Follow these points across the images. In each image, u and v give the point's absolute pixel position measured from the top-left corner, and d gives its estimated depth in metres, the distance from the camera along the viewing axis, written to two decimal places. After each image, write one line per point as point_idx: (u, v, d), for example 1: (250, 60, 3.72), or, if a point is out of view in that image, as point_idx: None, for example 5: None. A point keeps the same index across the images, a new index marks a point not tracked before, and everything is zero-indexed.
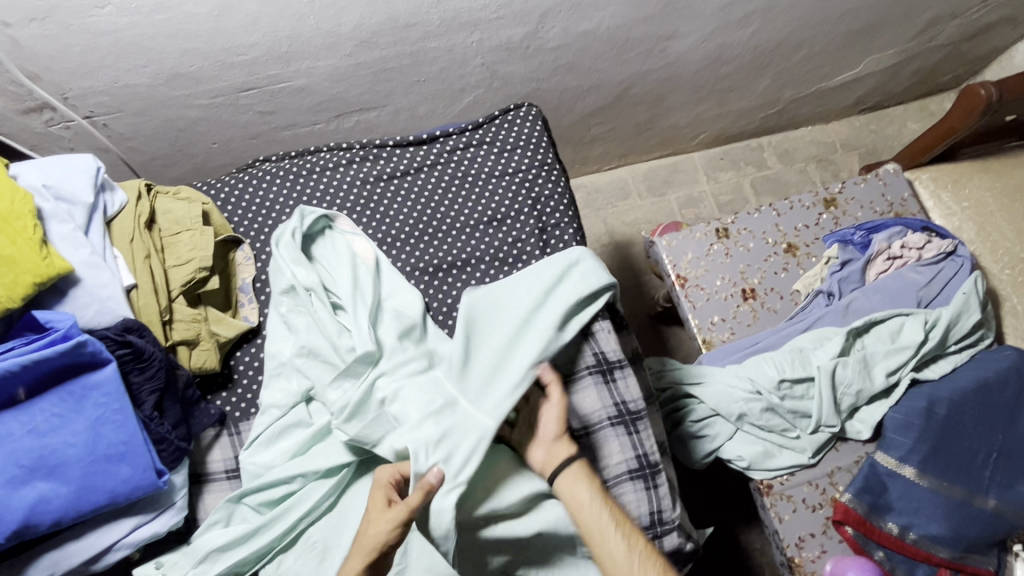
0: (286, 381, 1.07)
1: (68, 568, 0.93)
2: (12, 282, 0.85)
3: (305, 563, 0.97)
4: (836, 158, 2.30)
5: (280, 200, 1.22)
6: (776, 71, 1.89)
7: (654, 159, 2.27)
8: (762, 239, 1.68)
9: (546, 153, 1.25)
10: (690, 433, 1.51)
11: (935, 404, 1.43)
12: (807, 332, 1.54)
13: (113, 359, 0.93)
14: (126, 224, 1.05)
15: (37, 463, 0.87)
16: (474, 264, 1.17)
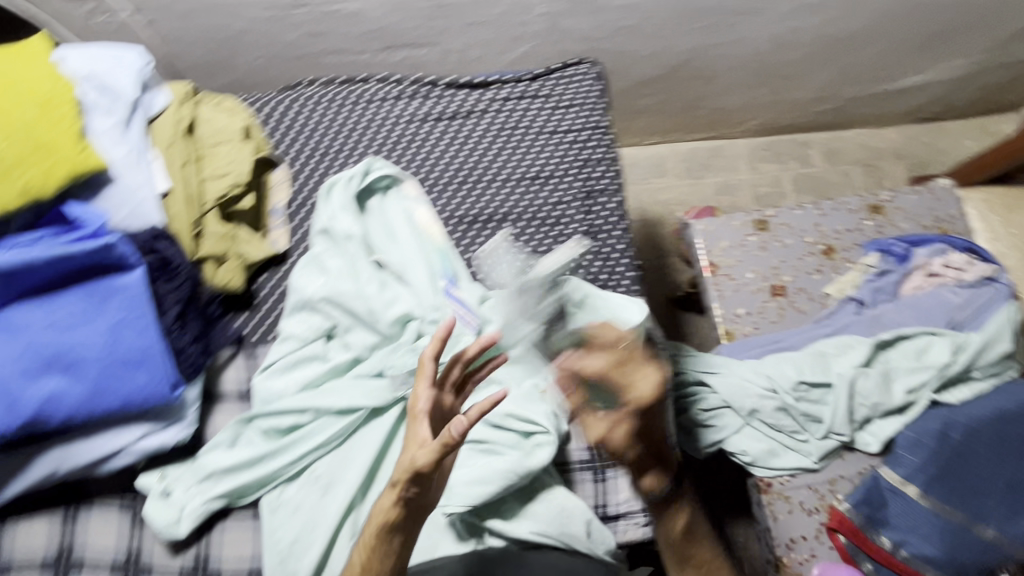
0: (308, 315, 1.04)
1: (73, 465, 0.93)
2: (49, 169, 0.84)
3: (307, 495, 0.99)
4: (884, 165, 2.18)
5: (322, 127, 1.18)
6: (838, 64, 1.80)
7: (695, 141, 2.19)
8: (802, 238, 1.61)
9: (602, 114, 1.19)
10: (696, 419, 1.42)
11: (950, 428, 1.31)
12: (833, 337, 1.46)
13: (140, 264, 0.91)
14: (167, 128, 1.02)
15: (53, 358, 0.86)
16: (513, 220, 1.14)
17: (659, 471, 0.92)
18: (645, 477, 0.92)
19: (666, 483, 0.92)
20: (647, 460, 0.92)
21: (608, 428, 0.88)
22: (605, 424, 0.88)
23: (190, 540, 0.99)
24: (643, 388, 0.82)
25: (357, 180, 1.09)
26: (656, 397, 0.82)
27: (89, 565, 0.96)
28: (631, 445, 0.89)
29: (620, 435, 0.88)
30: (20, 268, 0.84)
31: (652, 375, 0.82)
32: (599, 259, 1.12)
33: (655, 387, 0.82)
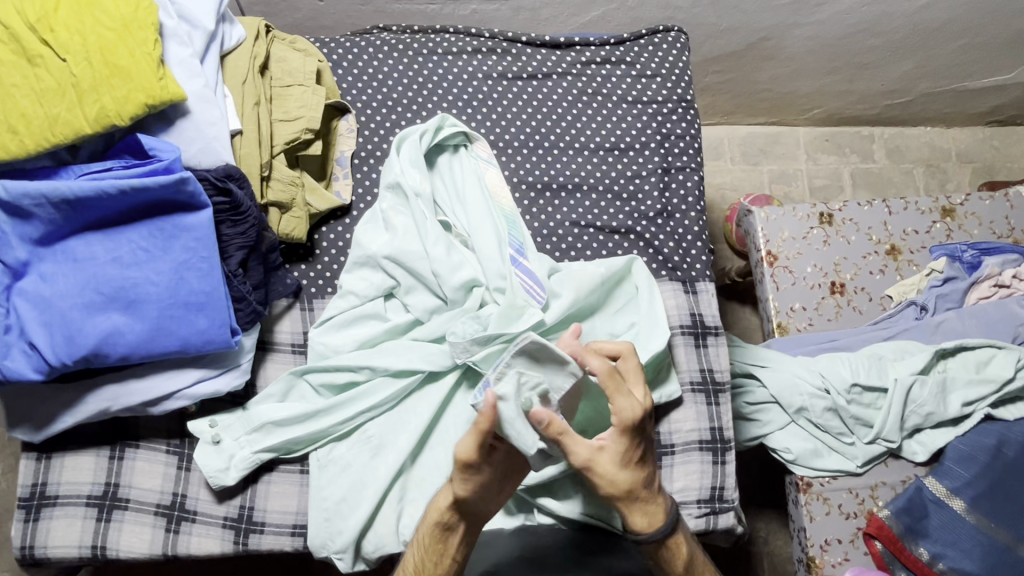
0: (370, 272, 1.01)
1: (126, 404, 0.91)
2: (125, 98, 0.81)
3: (357, 454, 0.97)
4: (947, 166, 1.94)
5: (394, 76, 1.13)
6: (927, 55, 1.56)
7: (756, 123, 1.89)
8: (867, 235, 1.38)
9: (686, 87, 1.15)
10: (739, 411, 1.28)
11: (1004, 445, 1.21)
12: (890, 341, 1.29)
13: (209, 205, 0.87)
14: (241, 64, 0.98)
15: (117, 293, 0.83)
16: (586, 190, 1.10)
17: (651, 507, 0.77)
18: (638, 518, 0.77)
19: (660, 522, 0.78)
20: (639, 500, 0.76)
21: (593, 454, 0.74)
22: (591, 450, 0.74)
23: (237, 489, 0.98)
24: (627, 407, 0.72)
25: (429, 136, 1.03)
26: (640, 417, 0.73)
27: (134, 505, 0.96)
28: (619, 476, 0.74)
29: (611, 462, 0.74)
30: (88, 197, 0.81)
31: (627, 394, 0.73)
32: (672, 238, 1.09)
33: (637, 409, 0.72)
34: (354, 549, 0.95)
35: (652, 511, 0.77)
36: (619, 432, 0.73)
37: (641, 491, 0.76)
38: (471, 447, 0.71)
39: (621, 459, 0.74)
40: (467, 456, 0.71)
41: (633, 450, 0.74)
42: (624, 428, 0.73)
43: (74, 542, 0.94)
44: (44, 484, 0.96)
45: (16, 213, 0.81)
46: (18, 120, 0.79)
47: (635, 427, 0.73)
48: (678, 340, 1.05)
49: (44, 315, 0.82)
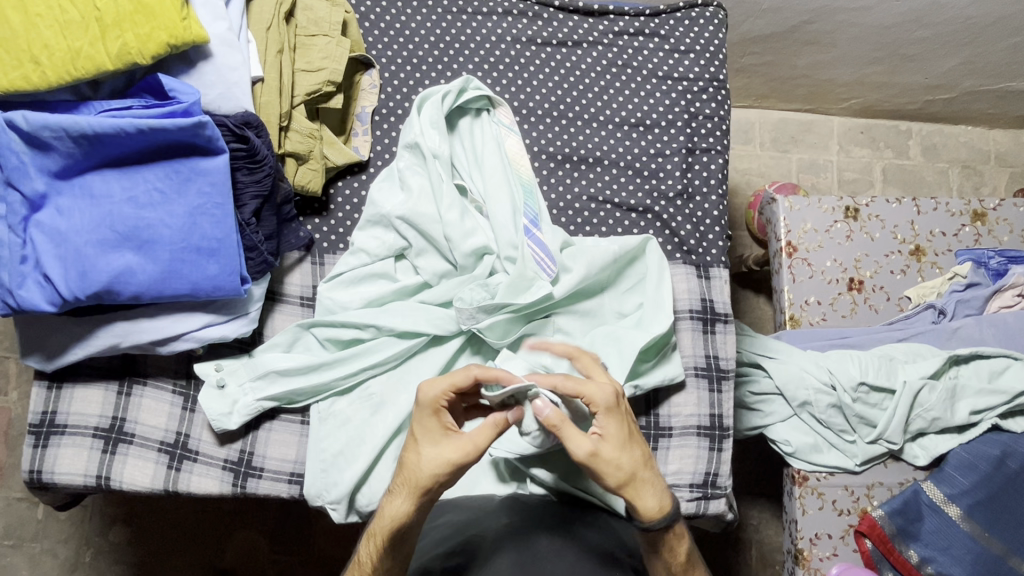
0: (382, 232, 1.00)
1: (135, 342, 0.93)
2: (146, 36, 0.80)
3: (357, 410, 0.98)
4: (984, 169, 1.87)
5: (421, 33, 1.11)
6: (977, 51, 1.50)
7: (790, 109, 1.83)
8: (891, 233, 1.34)
9: (720, 67, 1.11)
10: (741, 401, 1.27)
11: (1009, 457, 1.19)
12: (903, 343, 1.26)
13: (226, 151, 0.87)
14: (266, 10, 0.97)
15: (131, 233, 0.84)
16: (606, 165, 1.08)
17: (656, 489, 0.80)
18: (650, 502, 0.79)
19: (668, 503, 0.80)
20: (645, 481, 0.79)
21: (595, 445, 0.77)
22: (591, 443, 0.77)
23: (238, 433, 1.00)
24: (600, 389, 0.77)
25: (451, 98, 1.02)
26: (615, 395, 0.77)
27: (138, 441, 0.98)
28: (623, 460, 0.77)
29: (611, 449, 0.77)
30: (107, 134, 0.81)
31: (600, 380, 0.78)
32: (691, 221, 1.07)
33: (608, 388, 0.77)
34: (348, 501, 0.97)
35: (659, 492, 0.80)
36: (605, 417, 0.77)
37: (643, 470, 0.79)
38: (482, 438, 0.77)
39: (618, 442, 0.77)
40: (471, 446, 0.77)
41: (624, 431, 0.78)
42: (608, 412, 0.77)
43: (79, 470, 0.97)
44: (53, 413, 0.99)
45: (36, 144, 0.82)
46: (39, 50, 0.79)
47: (613, 407, 0.77)
48: (686, 325, 1.04)
49: (59, 248, 0.83)
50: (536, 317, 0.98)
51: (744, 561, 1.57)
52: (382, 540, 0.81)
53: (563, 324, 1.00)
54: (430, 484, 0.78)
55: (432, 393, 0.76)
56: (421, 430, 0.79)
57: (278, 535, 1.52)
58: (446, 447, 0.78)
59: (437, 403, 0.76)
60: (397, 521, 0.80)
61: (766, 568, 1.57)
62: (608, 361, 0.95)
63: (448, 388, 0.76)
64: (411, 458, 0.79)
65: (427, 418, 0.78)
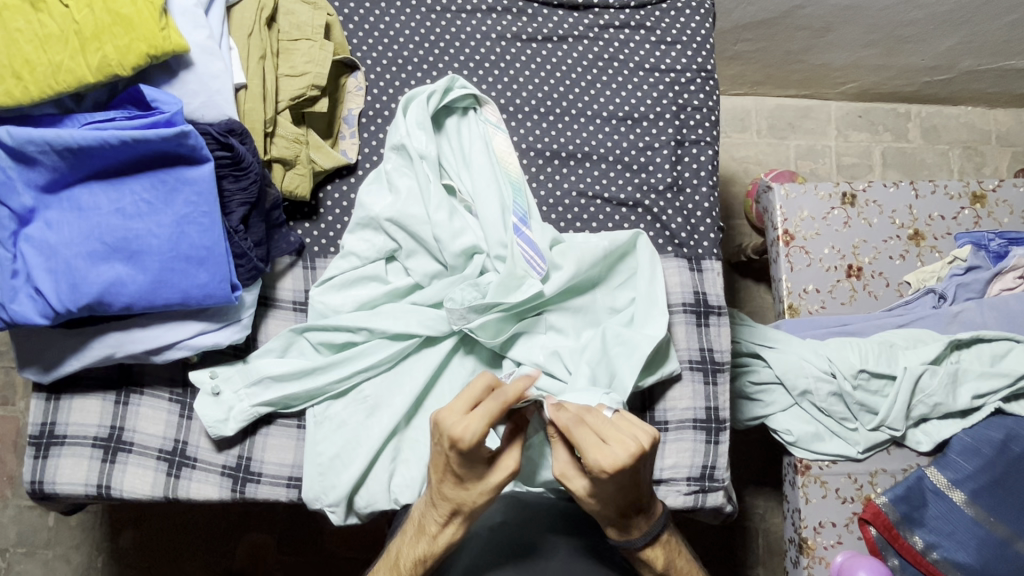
0: (372, 234, 1.00)
1: (129, 352, 0.93)
2: (126, 48, 0.80)
3: (352, 413, 0.98)
4: (986, 150, 1.85)
5: (405, 33, 1.10)
6: (974, 30, 1.48)
7: (786, 95, 1.81)
8: (890, 218, 1.33)
9: (708, 56, 1.11)
10: (741, 391, 1.26)
11: (1012, 441, 1.18)
12: (903, 329, 1.25)
13: (211, 159, 0.87)
14: (247, 16, 0.97)
15: (120, 244, 0.84)
16: (596, 160, 1.08)
17: (627, 525, 0.82)
18: (613, 528, 0.82)
19: (634, 536, 0.82)
20: (610, 519, 0.81)
21: (566, 472, 0.79)
22: (565, 469, 0.79)
23: (236, 439, 1.01)
24: (596, 452, 0.73)
25: (436, 98, 1.01)
26: (608, 470, 0.71)
27: (137, 449, 0.99)
28: (587, 499, 0.79)
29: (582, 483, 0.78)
30: (90, 147, 0.81)
31: (597, 454, 0.72)
32: (681, 213, 1.06)
33: (604, 462, 0.72)
34: (346, 503, 0.98)
35: (629, 529, 0.82)
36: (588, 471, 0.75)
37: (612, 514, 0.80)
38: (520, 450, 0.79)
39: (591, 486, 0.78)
40: (516, 463, 0.79)
41: (603, 490, 0.77)
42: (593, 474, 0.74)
43: (80, 480, 0.98)
44: (53, 423, 1.00)
45: (22, 159, 0.82)
46: (21, 65, 0.79)
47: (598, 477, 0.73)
48: (678, 319, 1.04)
49: (50, 262, 0.84)
50: (528, 315, 0.99)
51: (752, 550, 1.57)
52: (431, 562, 0.83)
53: (553, 321, 0.99)
54: (481, 504, 0.80)
55: (473, 437, 0.72)
56: (464, 469, 0.76)
57: (286, 536, 1.53)
58: (496, 473, 0.78)
59: (479, 445, 0.73)
60: (446, 543, 0.81)
61: (772, 557, 1.57)
62: (619, 365, 0.95)
63: (487, 428, 0.72)
64: (457, 489, 0.78)
65: (471, 459, 0.75)
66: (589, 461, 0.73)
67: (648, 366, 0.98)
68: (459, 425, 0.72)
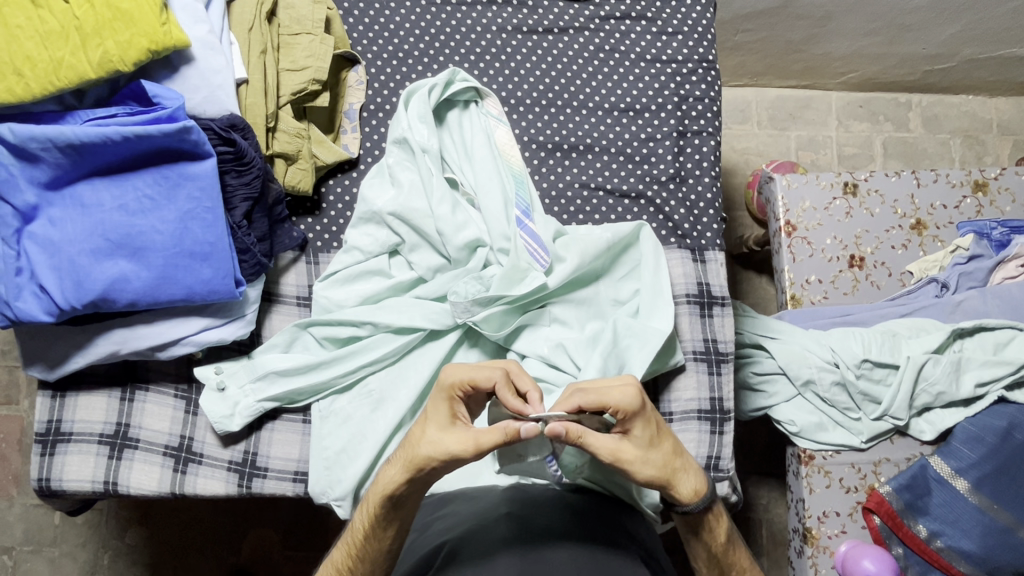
0: (375, 229, 1.00)
1: (134, 348, 0.93)
2: (128, 43, 0.80)
3: (357, 407, 0.98)
4: (986, 138, 1.85)
5: (405, 26, 1.10)
6: (975, 17, 1.47)
7: (786, 86, 1.81)
8: (892, 207, 1.33)
9: (709, 47, 1.10)
10: (744, 382, 1.27)
11: (1015, 429, 1.18)
12: (907, 318, 1.25)
13: (213, 155, 0.87)
14: (247, 11, 0.97)
15: (124, 241, 0.84)
16: (598, 151, 1.08)
17: (692, 477, 0.82)
18: (687, 490, 0.81)
19: (704, 485, 0.83)
20: (678, 470, 0.80)
21: (618, 452, 0.76)
22: (616, 448, 0.76)
23: (241, 434, 1.01)
24: (618, 395, 0.74)
25: (438, 91, 1.01)
26: (637, 394, 0.74)
27: (143, 446, 0.99)
28: (650, 456, 0.77)
29: (637, 447, 0.76)
30: (92, 143, 0.81)
31: (615, 386, 0.75)
32: (684, 205, 1.06)
33: (628, 394, 0.74)
34: (353, 497, 0.98)
35: (693, 475, 0.82)
36: (626, 418, 0.75)
37: (675, 459, 0.80)
38: (484, 441, 0.74)
39: (644, 443, 0.77)
40: (474, 444, 0.74)
41: (650, 429, 0.77)
42: (632, 415, 0.75)
43: (87, 476, 0.99)
44: (58, 421, 1.00)
45: (24, 156, 0.82)
46: (22, 62, 0.79)
47: (636, 410, 0.74)
48: (683, 310, 1.04)
49: (53, 259, 0.84)
50: (532, 307, 0.99)
51: (755, 541, 1.57)
52: (372, 507, 0.82)
53: (558, 314, 0.99)
54: (425, 465, 0.77)
55: (449, 377, 0.75)
56: (430, 410, 0.78)
57: (291, 532, 1.53)
58: (453, 439, 0.75)
59: (452, 389, 0.76)
60: (385, 490, 0.80)
61: (776, 547, 1.57)
62: (629, 356, 0.95)
63: (467, 380, 0.75)
64: (415, 434, 0.78)
65: (439, 403, 0.77)
66: (619, 403, 0.74)
67: (658, 361, 0.98)
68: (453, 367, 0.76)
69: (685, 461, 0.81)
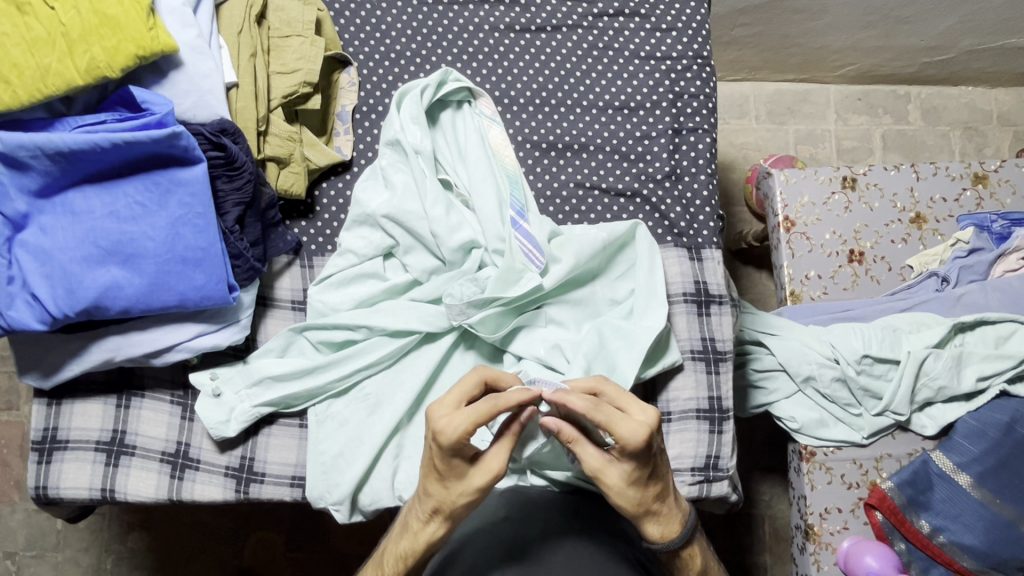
0: (369, 231, 0.99)
1: (128, 355, 0.93)
2: (115, 48, 0.80)
3: (354, 411, 0.98)
4: (987, 130, 1.83)
5: (397, 27, 1.09)
6: (972, 9, 1.46)
7: (784, 80, 1.80)
8: (891, 201, 1.32)
9: (704, 43, 1.09)
10: (744, 379, 1.26)
11: (1018, 423, 1.17)
12: (907, 313, 1.24)
13: (204, 160, 0.86)
14: (237, 14, 0.96)
15: (115, 247, 0.84)
16: (593, 150, 1.07)
17: (666, 520, 0.80)
18: (654, 529, 0.80)
19: (674, 533, 0.81)
20: (650, 513, 0.79)
21: (601, 471, 0.76)
22: (600, 466, 0.76)
23: (238, 440, 1.01)
24: (627, 431, 0.72)
25: (430, 92, 1.00)
26: (643, 439, 0.71)
27: (140, 452, 0.99)
28: (627, 493, 0.76)
29: (618, 479, 0.76)
30: (81, 150, 0.81)
31: (629, 419, 0.72)
32: (680, 202, 1.05)
33: (638, 432, 0.71)
34: (351, 501, 0.98)
35: (665, 523, 0.80)
36: (627, 453, 0.73)
37: (649, 504, 0.78)
38: (505, 455, 0.75)
39: (626, 480, 0.76)
40: (499, 466, 0.75)
41: (640, 471, 0.75)
42: (630, 452, 0.73)
43: (84, 483, 0.98)
44: (55, 429, 1.00)
45: (13, 164, 0.81)
46: (9, 70, 0.78)
47: (639, 452, 0.72)
48: (679, 308, 1.03)
49: (45, 267, 0.83)
50: (528, 309, 0.98)
51: (758, 537, 1.57)
52: (411, 561, 0.81)
53: (553, 315, 0.98)
54: (461, 508, 0.77)
55: (454, 433, 0.70)
56: (444, 467, 0.74)
57: (293, 534, 1.53)
58: (476, 474, 0.75)
59: (460, 445, 0.71)
60: (426, 544, 0.80)
61: (779, 543, 1.57)
62: (619, 360, 0.94)
63: (470, 427, 0.70)
64: (436, 488, 0.76)
65: (450, 456, 0.73)
66: (622, 438, 0.72)
67: (654, 361, 0.98)
68: (443, 419, 0.71)
69: (665, 506, 0.80)
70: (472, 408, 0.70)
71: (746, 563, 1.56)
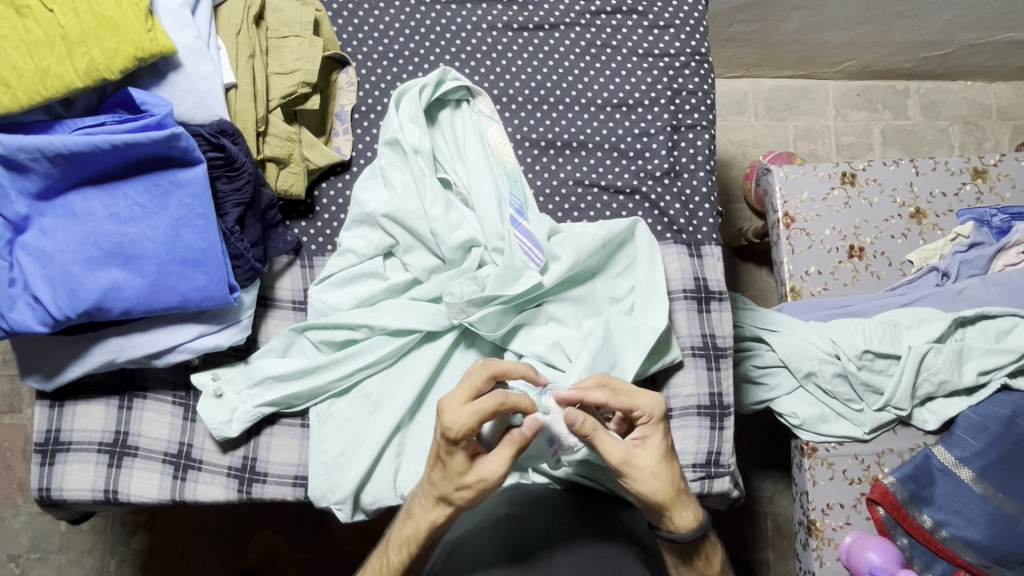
0: (369, 231, 1.00)
1: (130, 356, 0.93)
2: (114, 50, 0.80)
3: (355, 411, 0.98)
4: (986, 124, 1.83)
5: (394, 27, 1.09)
6: (970, 3, 1.46)
7: (782, 76, 1.80)
8: (890, 196, 1.32)
9: (701, 39, 1.09)
10: (745, 375, 1.26)
11: (1019, 417, 1.17)
12: (907, 308, 1.24)
13: (204, 161, 0.86)
14: (235, 15, 0.96)
15: (116, 249, 0.84)
16: (592, 148, 1.07)
17: (692, 504, 0.80)
18: (684, 516, 0.79)
19: (701, 514, 0.80)
20: (680, 497, 0.78)
21: (631, 453, 0.75)
22: (626, 451, 0.75)
23: (240, 440, 1.01)
24: (646, 403, 0.74)
25: (429, 91, 1.00)
26: (665, 406, 0.75)
27: (143, 453, 0.99)
28: (661, 472, 0.76)
29: (651, 457, 0.75)
30: (81, 152, 0.81)
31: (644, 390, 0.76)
32: (679, 199, 1.06)
33: (659, 400, 0.75)
34: (353, 500, 0.98)
35: (694, 508, 0.80)
36: (651, 425, 0.75)
37: (680, 485, 0.78)
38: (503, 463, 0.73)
39: (659, 456, 0.76)
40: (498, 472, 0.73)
41: (666, 443, 0.77)
42: (655, 422, 0.75)
43: (87, 485, 0.99)
44: (57, 430, 1.00)
45: (13, 166, 0.82)
46: (8, 72, 0.79)
47: (661, 418, 0.75)
48: (679, 305, 1.03)
49: (46, 269, 0.83)
50: (528, 306, 0.98)
51: (761, 533, 1.57)
52: (414, 548, 0.81)
53: (553, 312, 0.99)
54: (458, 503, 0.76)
55: (459, 429, 0.70)
56: (447, 459, 0.74)
57: (296, 535, 1.54)
58: (476, 475, 0.74)
59: (465, 441, 0.71)
60: (429, 531, 0.79)
61: (781, 539, 1.57)
62: (623, 353, 0.94)
63: (473, 424, 0.70)
64: (437, 480, 0.76)
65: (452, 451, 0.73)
66: (648, 408, 0.75)
67: (656, 359, 0.98)
68: (451, 414, 0.71)
69: (689, 489, 0.79)
70: (477, 406, 0.70)
71: (749, 560, 1.56)
